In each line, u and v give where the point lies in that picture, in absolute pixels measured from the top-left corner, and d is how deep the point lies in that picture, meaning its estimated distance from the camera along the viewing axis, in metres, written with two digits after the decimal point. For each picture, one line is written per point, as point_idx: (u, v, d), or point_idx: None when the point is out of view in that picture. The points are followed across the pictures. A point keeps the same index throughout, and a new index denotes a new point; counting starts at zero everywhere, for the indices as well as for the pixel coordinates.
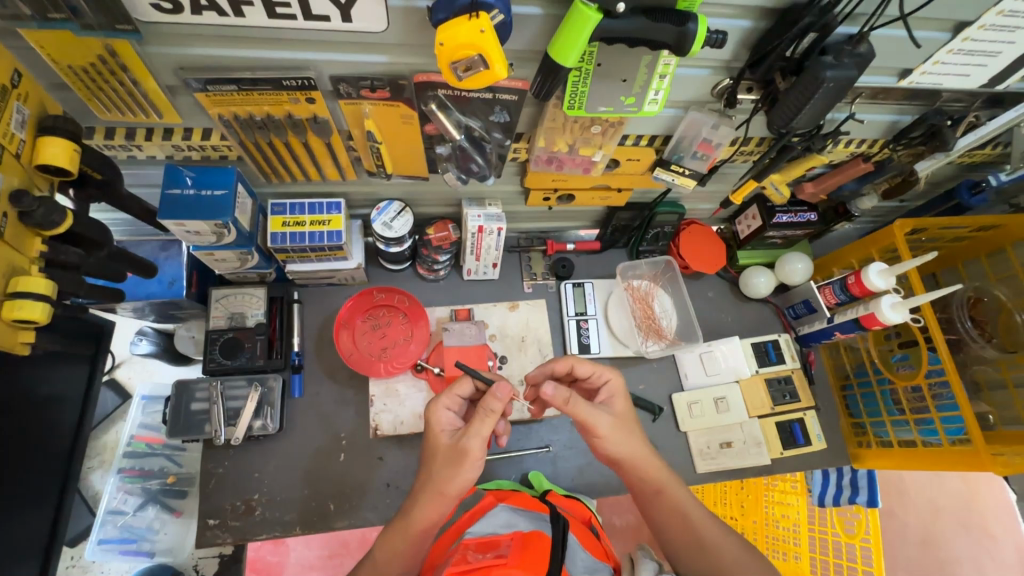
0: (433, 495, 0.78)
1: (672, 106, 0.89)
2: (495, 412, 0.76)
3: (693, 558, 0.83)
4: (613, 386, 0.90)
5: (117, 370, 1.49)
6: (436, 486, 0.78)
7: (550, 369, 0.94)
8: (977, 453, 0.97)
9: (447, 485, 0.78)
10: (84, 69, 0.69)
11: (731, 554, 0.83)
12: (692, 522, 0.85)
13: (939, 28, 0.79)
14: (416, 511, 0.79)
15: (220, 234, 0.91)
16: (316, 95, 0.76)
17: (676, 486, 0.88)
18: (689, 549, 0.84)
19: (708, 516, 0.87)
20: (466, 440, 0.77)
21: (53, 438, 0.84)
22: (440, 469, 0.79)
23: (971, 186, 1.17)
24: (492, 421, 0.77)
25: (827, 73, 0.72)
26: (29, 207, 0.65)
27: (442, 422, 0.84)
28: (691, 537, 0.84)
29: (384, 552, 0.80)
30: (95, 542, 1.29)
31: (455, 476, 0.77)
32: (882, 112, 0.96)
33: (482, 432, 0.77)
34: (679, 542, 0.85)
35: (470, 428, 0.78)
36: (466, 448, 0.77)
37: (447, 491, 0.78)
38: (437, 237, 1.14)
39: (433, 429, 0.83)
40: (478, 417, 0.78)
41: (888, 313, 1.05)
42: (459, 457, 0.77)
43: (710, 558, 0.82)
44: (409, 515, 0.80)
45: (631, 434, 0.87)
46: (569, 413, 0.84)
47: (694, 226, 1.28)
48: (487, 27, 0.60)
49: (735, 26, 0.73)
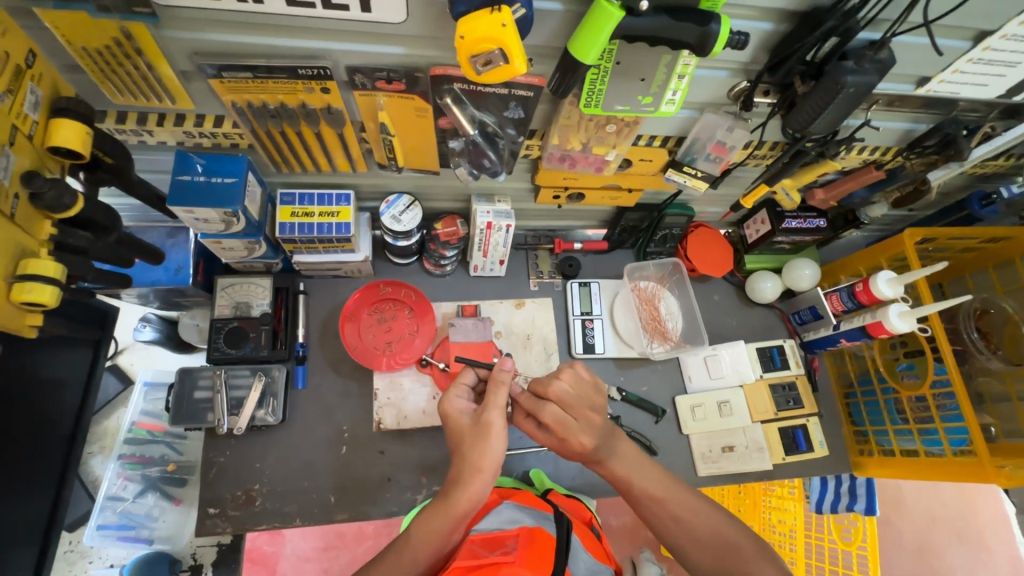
0: (470, 473, 0.76)
1: (688, 107, 0.88)
2: (504, 379, 0.81)
3: (669, 533, 0.81)
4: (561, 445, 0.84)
5: (119, 356, 1.50)
6: (471, 464, 0.77)
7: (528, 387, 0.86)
8: (980, 465, 0.97)
9: (483, 460, 0.77)
10: (99, 51, 0.69)
11: (707, 527, 0.80)
12: (657, 497, 0.82)
13: (960, 37, 0.78)
14: (460, 493, 0.76)
15: (229, 222, 0.90)
16: (331, 85, 0.76)
17: (626, 463, 0.84)
18: (665, 526, 0.82)
19: (670, 486, 0.84)
20: (489, 413, 0.79)
21: (53, 423, 0.83)
22: (469, 446, 0.78)
23: (982, 198, 1.16)
24: (501, 389, 0.81)
25: (848, 77, 0.71)
26: (40, 188, 0.65)
27: (457, 410, 0.82)
28: (663, 512, 0.82)
29: (418, 531, 0.76)
30: (93, 528, 1.28)
31: (488, 449, 0.77)
32: (897, 119, 0.96)
33: (500, 401, 0.80)
34: (654, 520, 0.82)
35: (488, 402, 0.80)
36: (489, 420, 0.78)
37: (484, 466, 0.76)
38: (445, 233, 1.12)
39: (452, 417, 0.82)
40: (491, 390, 0.81)
41: (895, 322, 1.04)
42: (485, 431, 0.78)
43: (684, 532, 0.80)
44: (450, 494, 0.77)
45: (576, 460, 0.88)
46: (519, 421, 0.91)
47: (702, 228, 1.28)
48: (509, 22, 0.59)
49: (756, 28, 0.72)
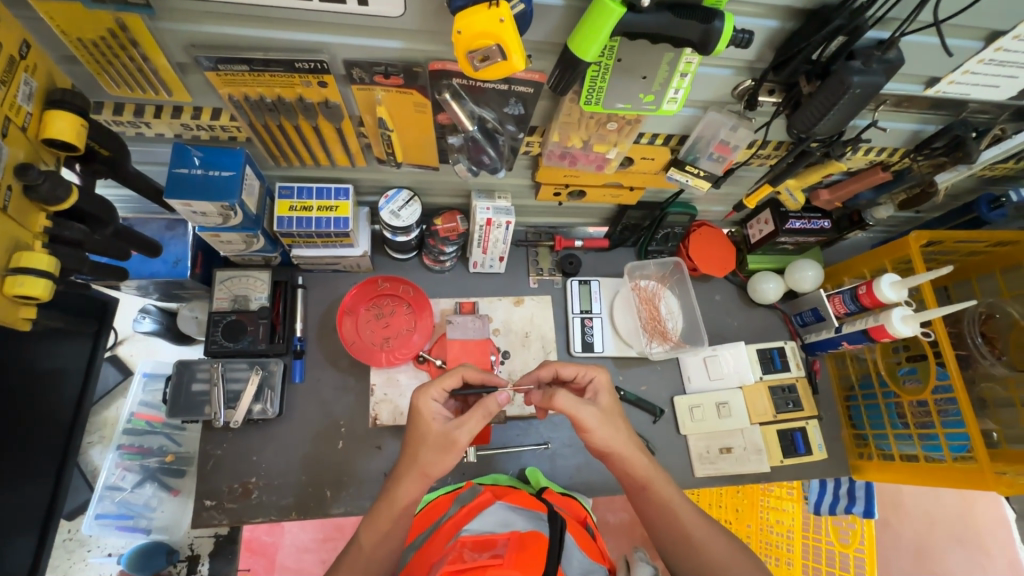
0: (415, 476, 0.78)
1: (691, 105, 0.87)
2: (491, 412, 0.79)
3: (678, 556, 0.82)
4: (597, 382, 0.87)
5: (119, 346, 1.50)
6: (421, 468, 0.78)
7: (536, 376, 0.93)
8: (981, 473, 0.95)
9: (431, 468, 0.78)
10: (94, 42, 0.68)
11: (715, 552, 0.81)
12: (680, 520, 0.83)
13: (972, 37, 0.76)
14: (398, 489, 0.79)
15: (227, 216, 0.89)
16: (329, 79, 0.75)
17: (665, 484, 0.85)
18: (676, 547, 0.82)
19: (695, 512, 0.85)
20: (458, 431, 0.78)
21: (52, 413, 0.84)
22: (428, 452, 0.78)
23: (990, 201, 1.15)
24: (487, 417, 0.79)
25: (855, 78, 0.70)
26: (34, 180, 0.64)
27: (429, 414, 0.80)
28: (676, 532, 0.82)
29: (372, 538, 0.78)
30: (92, 517, 1.29)
31: (444, 462, 0.78)
32: (905, 120, 0.94)
33: (475, 427, 0.79)
34: (665, 538, 0.83)
35: (465, 421, 0.79)
36: (456, 439, 0.78)
37: (431, 475, 0.78)
38: (445, 228, 1.11)
39: (423, 420, 0.80)
40: (474, 411, 0.79)
41: (898, 326, 1.02)
42: (447, 445, 0.78)
43: (695, 556, 0.81)
44: (389, 494, 0.79)
45: (618, 427, 0.84)
46: (554, 409, 0.83)
47: (704, 227, 1.26)
48: (507, 17, 0.58)
49: (761, 25, 0.70)
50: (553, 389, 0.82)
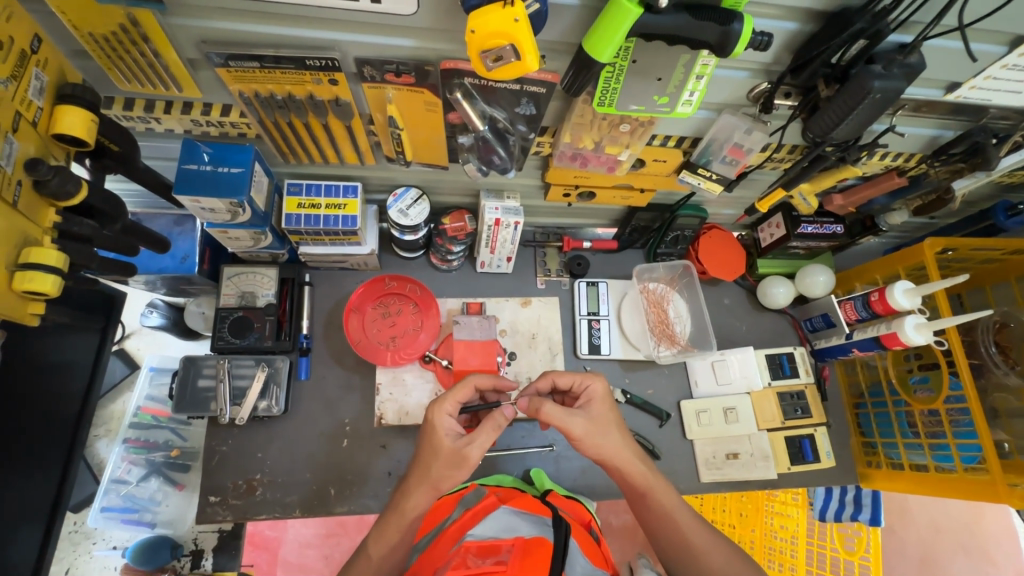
0: (426, 488, 0.78)
1: (706, 108, 0.86)
2: (500, 425, 0.79)
3: (681, 565, 0.81)
4: (592, 391, 0.85)
5: (127, 340, 1.52)
6: (433, 482, 0.78)
7: (533, 387, 0.92)
8: (993, 485, 0.93)
9: (444, 483, 0.78)
10: (104, 37, 0.67)
11: (716, 562, 0.80)
12: (680, 528, 0.82)
13: (997, 42, 0.75)
14: (408, 499, 0.79)
15: (235, 212, 0.89)
16: (339, 76, 0.74)
17: (665, 490, 0.84)
18: (677, 554, 0.81)
19: (696, 519, 0.84)
20: (470, 447, 0.78)
21: (59, 407, 0.84)
22: (440, 468, 0.78)
23: (1007, 208, 1.13)
24: (498, 429, 0.79)
25: (875, 83, 0.68)
26: (44, 175, 0.64)
27: (442, 429, 0.80)
28: (677, 542, 0.81)
29: (380, 546, 0.78)
30: (97, 511, 1.28)
31: (455, 476, 0.78)
32: (923, 125, 0.92)
33: (486, 442, 0.78)
34: (666, 547, 0.82)
35: (477, 436, 0.79)
36: (467, 455, 0.78)
37: (443, 488, 0.78)
38: (453, 227, 1.10)
39: (436, 435, 0.79)
40: (483, 426, 0.79)
41: (911, 334, 1.01)
42: (459, 461, 0.78)
43: (696, 566, 0.80)
44: (400, 503, 0.79)
45: (610, 434, 0.83)
46: (542, 419, 0.83)
47: (715, 230, 1.24)
48: (522, 17, 0.57)
49: (780, 27, 0.69)
50: (541, 400, 0.83)
